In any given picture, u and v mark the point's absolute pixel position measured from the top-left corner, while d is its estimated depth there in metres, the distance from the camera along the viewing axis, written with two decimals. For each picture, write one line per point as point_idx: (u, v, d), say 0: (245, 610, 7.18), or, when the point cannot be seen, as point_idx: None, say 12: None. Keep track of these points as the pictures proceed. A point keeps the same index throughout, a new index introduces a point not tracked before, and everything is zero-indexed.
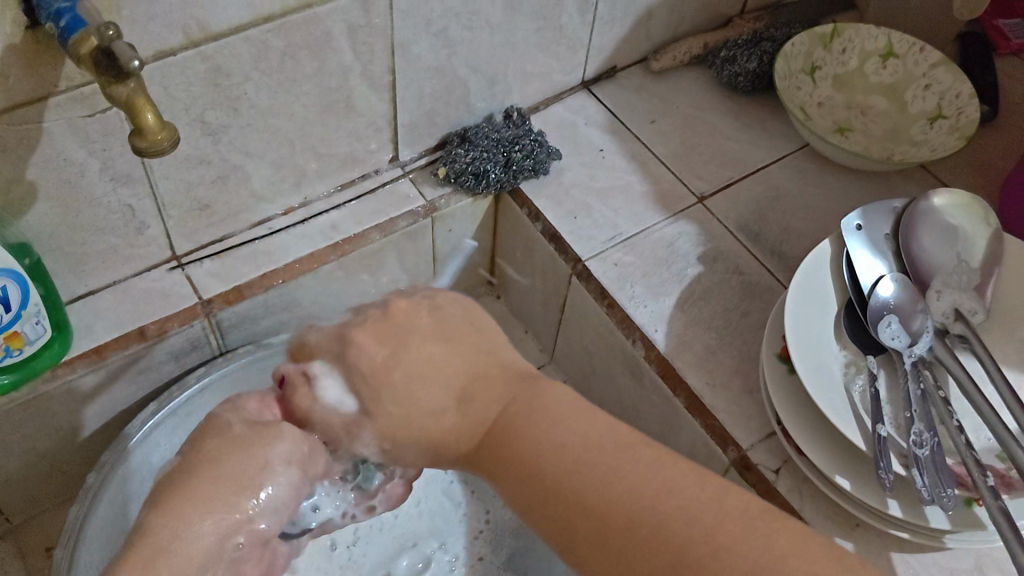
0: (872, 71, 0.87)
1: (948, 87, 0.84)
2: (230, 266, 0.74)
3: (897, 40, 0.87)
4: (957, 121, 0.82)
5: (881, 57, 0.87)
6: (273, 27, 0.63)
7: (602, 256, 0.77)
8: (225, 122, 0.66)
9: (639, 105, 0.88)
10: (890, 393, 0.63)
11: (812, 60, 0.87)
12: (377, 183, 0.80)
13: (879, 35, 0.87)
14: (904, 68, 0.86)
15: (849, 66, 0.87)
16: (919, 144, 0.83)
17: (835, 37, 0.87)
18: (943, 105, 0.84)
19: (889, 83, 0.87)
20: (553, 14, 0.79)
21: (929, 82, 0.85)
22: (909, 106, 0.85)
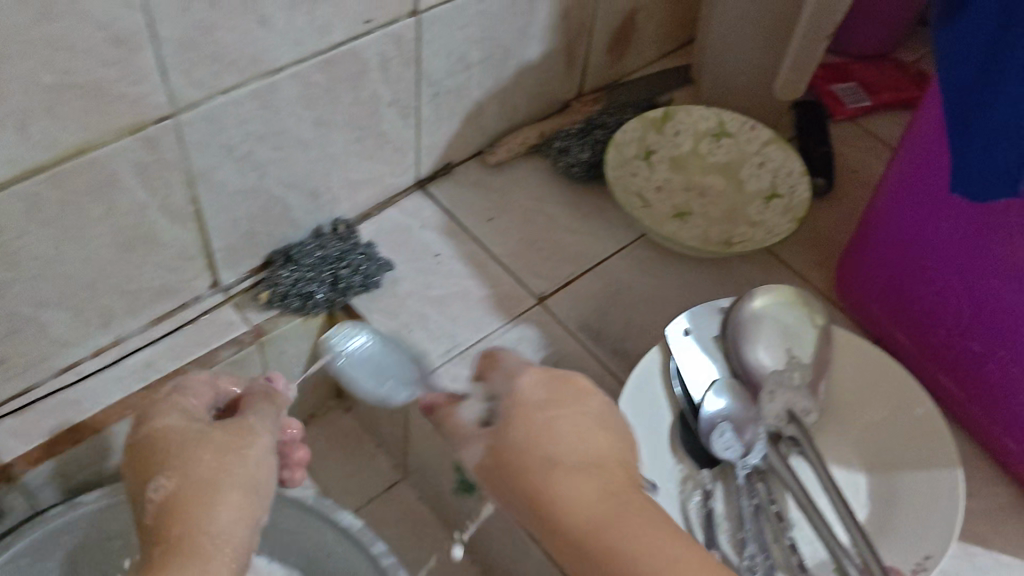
0: (707, 151, 0.86)
1: (780, 165, 0.83)
2: (33, 422, 0.69)
3: (729, 120, 0.86)
4: (791, 200, 0.81)
5: (715, 136, 0.87)
6: (45, 178, 0.58)
7: (438, 372, 0.73)
8: (4, 279, 0.61)
9: (476, 201, 0.86)
10: (725, 504, 0.62)
11: (646, 144, 0.86)
12: (198, 311, 0.76)
13: (711, 115, 0.86)
14: (738, 147, 0.86)
15: (684, 148, 0.86)
16: (756, 224, 0.81)
17: (667, 120, 0.87)
18: (777, 183, 0.83)
19: (725, 162, 0.86)
20: (371, 122, 0.76)
21: (763, 160, 0.84)
22: (745, 184, 0.84)
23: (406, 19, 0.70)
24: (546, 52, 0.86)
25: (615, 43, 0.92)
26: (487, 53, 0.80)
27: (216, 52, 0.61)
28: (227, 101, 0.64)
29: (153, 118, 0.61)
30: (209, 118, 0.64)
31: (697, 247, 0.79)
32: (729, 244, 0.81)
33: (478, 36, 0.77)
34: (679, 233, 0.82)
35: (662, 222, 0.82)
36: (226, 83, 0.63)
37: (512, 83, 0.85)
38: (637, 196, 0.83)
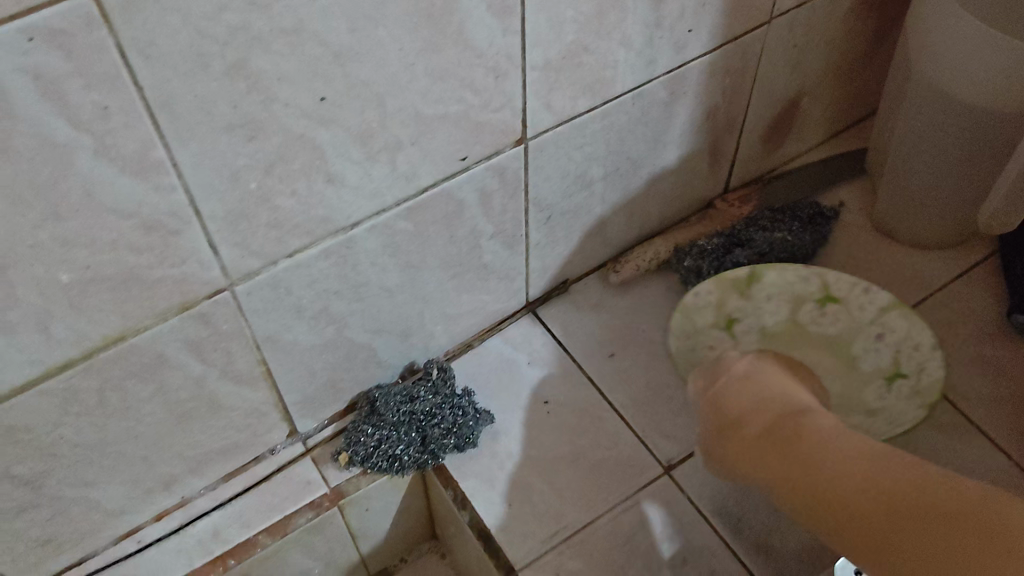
0: (808, 316, 0.66)
1: (907, 337, 0.63)
2: None
3: (833, 280, 0.65)
4: (921, 379, 0.64)
5: (817, 301, 0.66)
6: (79, 371, 0.50)
7: (539, 563, 0.62)
8: (42, 469, 0.54)
9: (597, 331, 0.73)
10: None
11: (727, 313, 0.68)
12: (273, 466, 0.67)
13: (807, 275, 0.65)
14: (852, 314, 0.65)
15: (779, 317, 0.67)
16: (873, 415, 0.66)
17: (753, 283, 0.66)
18: (903, 361, 0.64)
19: (835, 332, 0.66)
20: (470, 257, 0.65)
21: (882, 332, 0.64)
22: (860, 363, 0.66)
23: (511, 148, 0.59)
24: (685, 155, 0.72)
25: (769, 133, 0.77)
26: (612, 167, 0.67)
27: (276, 219, 0.51)
28: (294, 264, 0.54)
29: (205, 293, 0.52)
30: (275, 283, 0.55)
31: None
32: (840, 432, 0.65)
33: (602, 153, 0.65)
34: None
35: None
36: (292, 246, 0.53)
37: (642, 192, 0.72)
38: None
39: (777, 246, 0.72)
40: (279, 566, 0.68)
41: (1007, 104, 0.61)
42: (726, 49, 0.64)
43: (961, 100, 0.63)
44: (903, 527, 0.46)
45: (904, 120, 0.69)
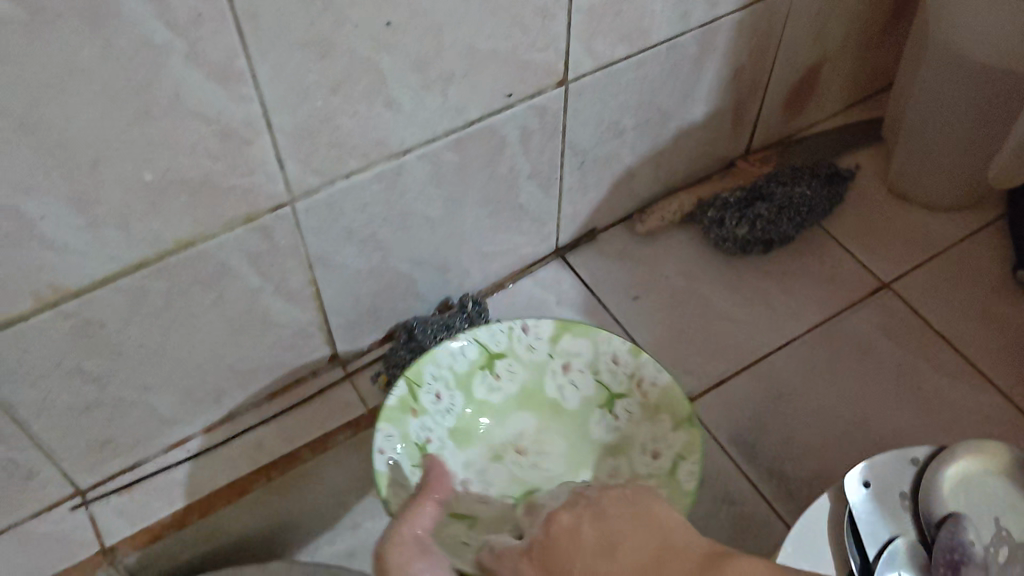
0: (488, 388, 0.66)
1: (595, 354, 0.66)
2: (143, 504, 0.66)
3: (487, 335, 0.65)
4: (646, 393, 0.64)
5: (483, 365, 0.66)
6: (151, 272, 0.54)
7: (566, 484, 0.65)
8: (110, 367, 0.58)
9: (622, 276, 0.77)
10: None
11: (416, 442, 0.61)
12: (315, 387, 0.72)
13: (468, 343, 0.64)
14: (524, 356, 0.66)
15: (469, 363, 0.65)
16: (647, 448, 0.64)
17: (416, 387, 0.62)
18: (609, 383, 0.66)
19: (515, 392, 0.67)
20: (508, 196, 0.69)
21: (566, 362, 0.66)
22: (565, 408, 0.67)
23: (553, 90, 0.63)
24: (711, 113, 0.76)
25: (791, 97, 0.81)
26: (643, 118, 0.71)
27: (336, 139, 0.55)
28: (350, 186, 0.59)
29: (268, 207, 0.56)
30: (331, 203, 0.59)
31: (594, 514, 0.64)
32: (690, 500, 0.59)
33: (635, 102, 0.69)
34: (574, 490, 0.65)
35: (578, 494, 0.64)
36: (349, 168, 0.57)
37: (669, 146, 0.76)
38: (487, 480, 0.64)
39: (796, 200, 0.76)
40: (316, 485, 0.72)
41: (996, 57, 0.67)
42: (756, 9, 0.68)
43: (978, 61, 0.67)
44: None
45: (916, 98, 0.74)
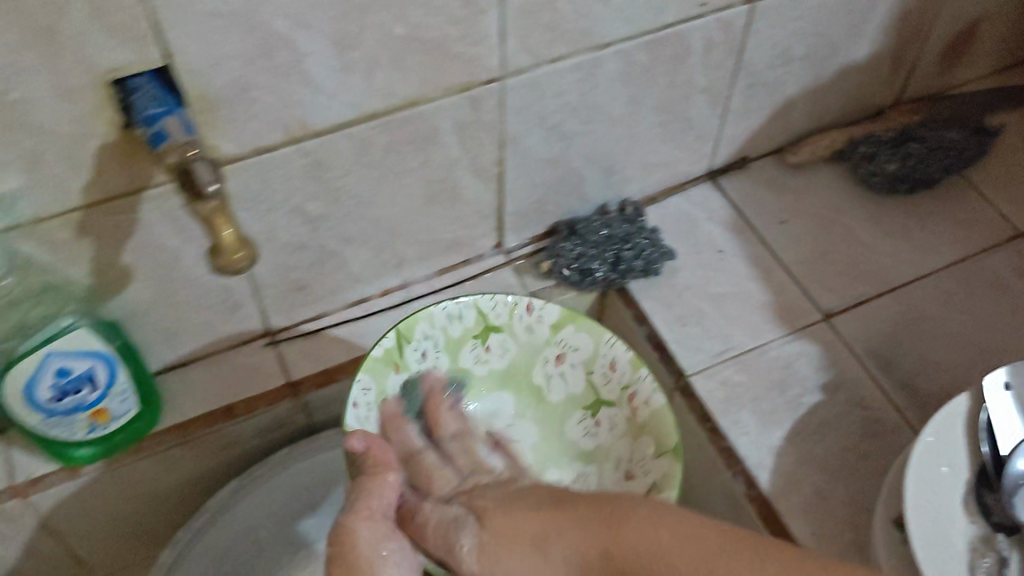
0: (471, 357, 0.71)
1: (594, 351, 0.69)
2: (324, 347, 0.74)
3: (489, 305, 0.69)
4: (636, 409, 0.67)
5: (477, 334, 0.70)
6: (377, 124, 0.61)
7: (709, 372, 0.71)
8: (324, 212, 0.65)
9: (770, 202, 0.82)
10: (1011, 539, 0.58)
11: (390, 398, 0.66)
12: (480, 269, 0.77)
13: (467, 309, 0.69)
14: (520, 334, 0.71)
15: (464, 328, 0.70)
16: (620, 465, 0.68)
17: (404, 343, 0.66)
18: (599, 387, 0.70)
19: (502, 368, 0.72)
20: (680, 107, 0.74)
21: (561, 353, 0.71)
22: (548, 396, 0.72)
23: (740, 5, 0.68)
24: (872, 54, 0.80)
25: (947, 51, 0.84)
26: (811, 49, 0.76)
27: (551, 23, 0.61)
28: (553, 71, 0.65)
29: (484, 78, 0.62)
30: (533, 85, 0.65)
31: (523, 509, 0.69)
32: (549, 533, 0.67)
33: (808, 31, 0.74)
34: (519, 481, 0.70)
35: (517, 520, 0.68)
36: (555, 53, 0.63)
37: (828, 82, 0.80)
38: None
39: (946, 144, 0.81)
40: None
41: None
42: None
43: None
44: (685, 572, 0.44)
45: None
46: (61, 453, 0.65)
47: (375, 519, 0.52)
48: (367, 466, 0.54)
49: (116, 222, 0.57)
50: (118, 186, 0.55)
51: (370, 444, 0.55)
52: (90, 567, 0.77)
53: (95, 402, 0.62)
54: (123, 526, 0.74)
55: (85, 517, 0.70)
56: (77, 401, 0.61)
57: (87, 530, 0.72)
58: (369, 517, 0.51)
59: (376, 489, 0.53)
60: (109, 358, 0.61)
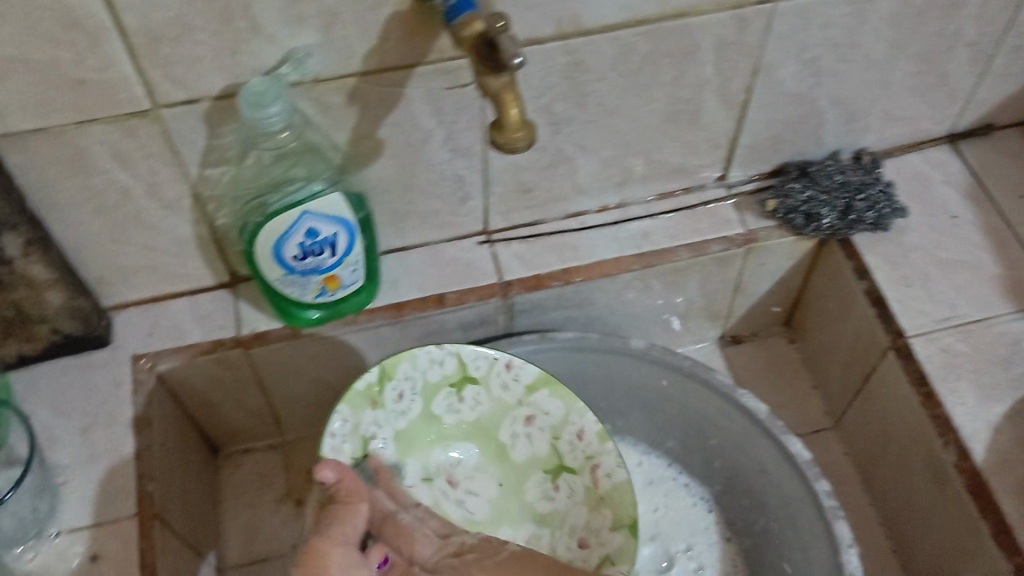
0: (448, 404, 0.70)
1: (565, 418, 0.68)
2: (538, 252, 0.73)
3: (470, 356, 0.67)
4: (598, 480, 0.67)
5: (454, 382, 0.69)
6: (644, 31, 0.60)
7: (930, 337, 0.68)
8: (570, 115, 0.65)
9: (1012, 175, 0.78)
10: None
11: (365, 433, 0.66)
12: (699, 199, 0.76)
13: (449, 356, 0.67)
14: (494, 391, 0.69)
15: (443, 374, 0.68)
16: (575, 531, 0.68)
17: (386, 380, 0.66)
18: (564, 454, 0.68)
19: (470, 422, 0.71)
20: (940, 59, 0.71)
21: (531, 414, 0.69)
22: (511, 454, 0.70)
23: None
24: None
25: None
26: None
27: None
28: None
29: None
30: (803, 13, 0.63)
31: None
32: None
33: None
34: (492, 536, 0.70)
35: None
36: None
37: None
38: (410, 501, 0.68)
39: None
40: (673, 290, 0.77)
41: None
42: None
43: None
44: None
45: None
46: (289, 313, 0.68)
47: (346, 547, 0.54)
48: (338, 496, 0.57)
49: (384, 93, 0.58)
50: (395, 57, 0.56)
51: (340, 475, 0.58)
52: (286, 427, 0.80)
53: (330, 268, 0.63)
54: (322, 395, 0.77)
55: (293, 377, 0.74)
56: (316, 264, 0.63)
57: (291, 390, 0.75)
58: (341, 543, 0.54)
59: (349, 514, 0.56)
60: (350, 227, 0.62)
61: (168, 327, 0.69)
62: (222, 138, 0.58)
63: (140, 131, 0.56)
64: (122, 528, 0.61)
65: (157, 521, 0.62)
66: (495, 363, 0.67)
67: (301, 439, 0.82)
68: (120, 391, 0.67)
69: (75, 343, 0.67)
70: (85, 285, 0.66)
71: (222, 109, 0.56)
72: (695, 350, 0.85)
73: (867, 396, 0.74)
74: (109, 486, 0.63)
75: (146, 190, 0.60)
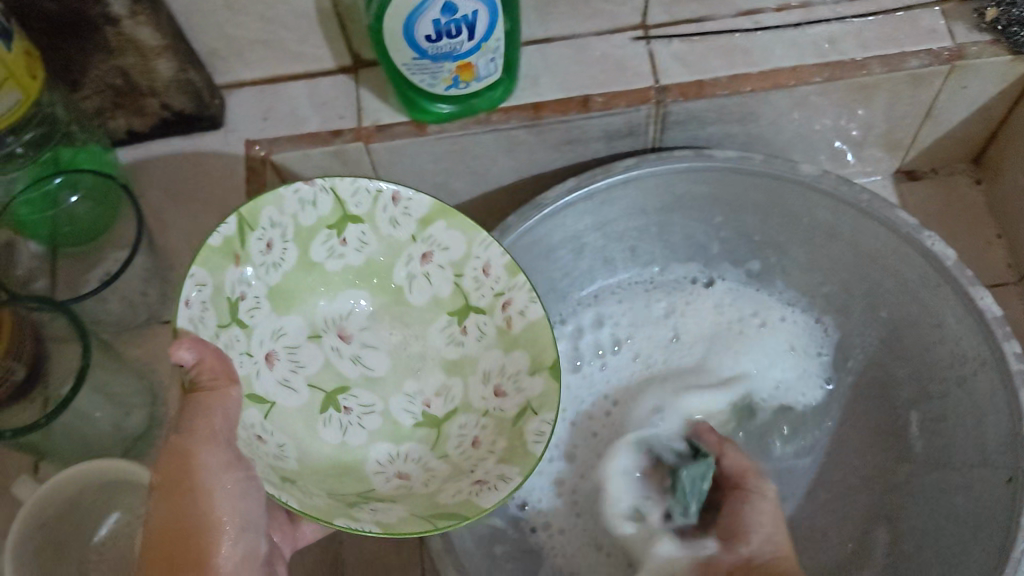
0: (326, 249, 0.58)
1: (466, 253, 0.57)
2: (700, 54, 0.63)
3: (348, 189, 0.55)
4: (507, 318, 0.56)
5: (333, 224, 0.57)
6: None
7: None
8: None
9: None
10: None
11: (230, 296, 0.53)
12: (901, 4, 0.63)
13: (324, 194, 0.55)
14: (383, 229, 0.58)
15: (320, 215, 0.56)
16: (488, 378, 0.58)
17: (247, 231, 0.53)
18: (468, 292, 0.58)
19: (358, 265, 0.60)
20: None
21: (426, 251, 0.58)
22: (408, 297, 0.61)
23: None
24: None
25: None
26: None
27: None
28: None
29: None
30: None
31: (404, 429, 0.59)
32: (439, 457, 0.57)
33: None
34: (395, 390, 0.60)
35: (389, 449, 0.58)
36: None
37: None
38: (297, 362, 0.59)
39: None
40: (853, 111, 0.66)
41: None
42: None
43: None
44: None
45: None
46: (415, 105, 0.60)
47: (221, 444, 0.44)
48: (199, 381, 0.45)
49: None
50: None
51: (201, 356, 0.45)
52: None
53: (465, 55, 0.55)
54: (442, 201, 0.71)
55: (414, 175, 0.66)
56: (451, 49, 0.54)
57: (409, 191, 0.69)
58: (212, 440, 0.43)
59: (215, 405, 0.44)
60: (493, 7, 0.53)
61: (284, 111, 0.63)
62: None
63: None
64: None
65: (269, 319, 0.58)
66: (382, 197, 0.56)
67: None
68: (235, 181, 0.62)
69: (187, 122, 0.62)
70: (196, 57, 0.60)
71: None
72: (865, 183, 0.75)
73: None
74: None
75: None
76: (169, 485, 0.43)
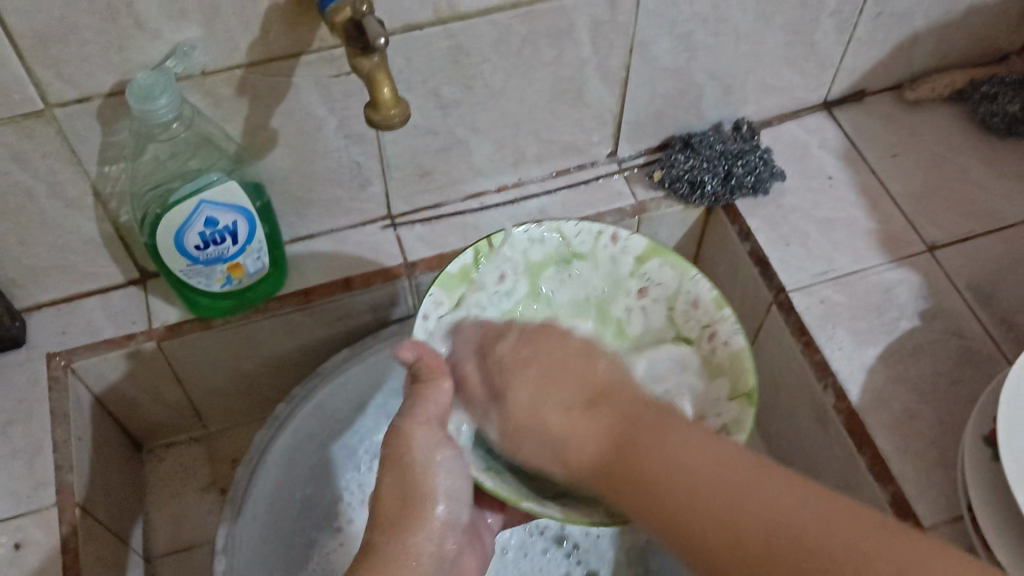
0: (555, 278, 0.68)
1: (677, 288, 0.64)
2: (438, 233, 0.76)
3: (572, 230, 0.65)
4: (715, 347, 0.61)
5: (560, 260, 0.67)
6: (518, 15, 0.63)
7: (809, 290, 0.72)
8: (457, 98, 0.67)
9: (884, 135, 0.81)
10: None
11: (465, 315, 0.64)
12: (593, 176, 0.80)
13: (550, 234, 0.66)
14: (604, 265, 0.67)
15: (547, 251, 0.67)
16: None
17: (481, 260, 0.64)
18: (678, 322, 0.65)
19: (590, 296, 0.69)
20: (807, 30, 0.73)
21: (643, 286, 0.67)
22: (628, 326, 0.69)
23: None
24: None
25: None
26: None
27: None
28: None
29: None
30: None
31: None
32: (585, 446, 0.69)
33: None
34: None
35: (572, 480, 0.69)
36: None
37: (958, 21, 0.78)
38: None
39: None
40: None
41: None
42: None
43: None
44: (686, 504, 0.42)
45: None
46: (197, 304, 0.70)
47: (433, 426, 0.51)
48: (421, 372, 0.52)
49: (271, 83, 0.61)
50: (276, 47, 0.58)
51: (420, 354, 0.52)
52: (205, 421, 0.84)
53: (233, 256, 0.66)
54: (239, 384, 0.80)
55: (209, 364, 0.76)
56: (219, 253, 0.65)
57: (208, 378, 0.78)
58: (427, 423, 0.51)
59: (433, 394, 0.52)
60: (250, 215, 0.65)
61: (82, 324, 0.71)
62: (118, 134, 0.60)
63: (35, 131, 0.58)
64: (42, 516, 0.63)
65: (78, 509, 0.65)
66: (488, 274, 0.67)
67: (221, 431, 0.86)
68: (38, 388, 0.69)
69: None
70: None
71: (115, 105, 0.58)
72: None
73: (758, 351, 0.78)
74: (29, 479, 0.65)
75: (48, 190, 0.62)
76: (396, 461, 0.51)
